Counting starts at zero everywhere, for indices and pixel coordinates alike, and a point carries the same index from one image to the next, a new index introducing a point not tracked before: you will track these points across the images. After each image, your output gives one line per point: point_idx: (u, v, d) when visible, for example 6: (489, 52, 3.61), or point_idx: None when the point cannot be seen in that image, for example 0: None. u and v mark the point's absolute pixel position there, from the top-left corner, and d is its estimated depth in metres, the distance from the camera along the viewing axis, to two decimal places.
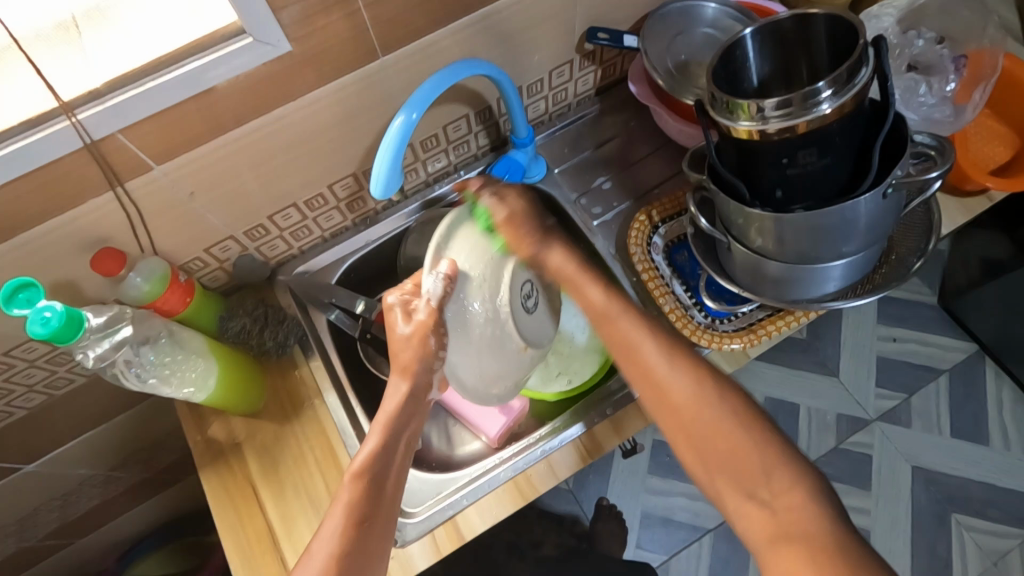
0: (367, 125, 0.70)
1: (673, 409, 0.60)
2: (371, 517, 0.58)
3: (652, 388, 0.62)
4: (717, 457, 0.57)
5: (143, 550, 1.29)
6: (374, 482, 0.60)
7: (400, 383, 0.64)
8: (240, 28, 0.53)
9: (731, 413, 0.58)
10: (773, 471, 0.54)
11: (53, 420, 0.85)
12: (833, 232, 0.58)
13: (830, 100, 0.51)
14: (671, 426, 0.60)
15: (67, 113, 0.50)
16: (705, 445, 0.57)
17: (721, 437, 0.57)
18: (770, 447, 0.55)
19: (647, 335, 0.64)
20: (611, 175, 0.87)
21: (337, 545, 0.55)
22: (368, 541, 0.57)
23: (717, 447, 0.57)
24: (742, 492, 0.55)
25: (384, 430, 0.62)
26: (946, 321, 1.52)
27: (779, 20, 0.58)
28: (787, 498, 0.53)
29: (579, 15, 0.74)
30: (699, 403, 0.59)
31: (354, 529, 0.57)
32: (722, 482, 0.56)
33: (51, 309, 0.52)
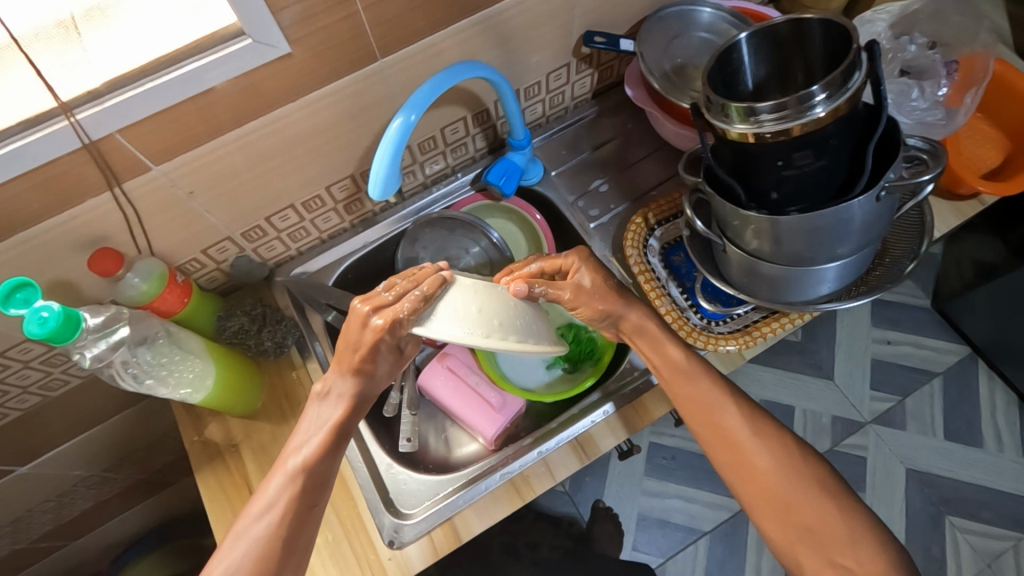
0: (365, 127, 0.71)
1: (763, 484, 0.61)
2: (309, 512, 0.58)
3: (738, 461, 0.63)
4: (804, 529, 0.59)
5: (136, 554, 1.28)
6: (315, 479, 0.59)
7: (343, 384, 0.61)
8: (239, 30, 0.53)
9: (818, 487, 0.61)
10: (858, 539, 0.58)
11: (48, 422, 0.85)
12: (828, 234, 0.59)
13: (824, 103, 0.52)
14: (754, 502, 0.62)
15: (66, 113, 0.50)
16: (793, 519, 0.60)
17: (811, 513, 0.59)
18: (857, 521, 0.59)
19: (734, 408, 0.65)
20: (608, 178, 0.88)
21: (264, 538, 0.56)
22: (304, 529, 0.58)
23: (802, 521, 0.59)
24: (824, 559, 0.58)
25: (330, 433, 0.60)
26: (940, 324, 1.53)
27: (774, 25, 0.58)
28: (870, 565, 0.57)
29: (577, 18, 0.75)
30: (789, 481, 0.61)
31: (289, 518, 0.57)
32: (803, 551, 0.59)
33: (49, 309, 0.52)
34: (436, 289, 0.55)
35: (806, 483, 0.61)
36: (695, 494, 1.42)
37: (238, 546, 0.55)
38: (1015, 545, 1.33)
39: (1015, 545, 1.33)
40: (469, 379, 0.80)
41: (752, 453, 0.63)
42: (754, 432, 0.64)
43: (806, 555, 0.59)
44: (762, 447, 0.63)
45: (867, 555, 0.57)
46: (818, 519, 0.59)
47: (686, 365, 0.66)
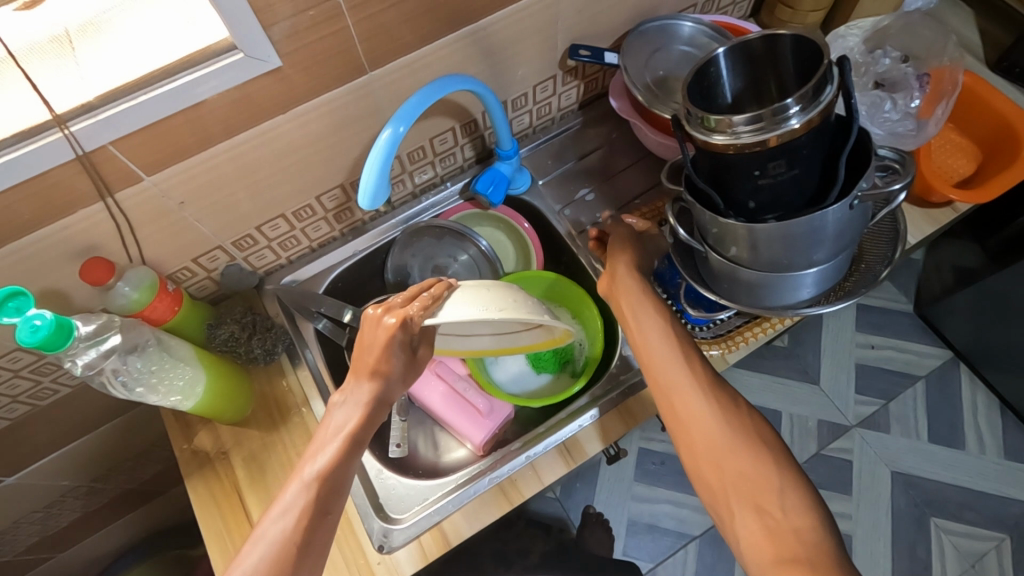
0: (355, 137, 0.72)
1: (697, 433, 0.59)
2: (324, 518, 0.55)
3: (676, 410, 0.61)
4: (728, 479, 0.56)
5: (125, 565, 1.27)
6: (330, 486, 0.56)
7: (361, 389, 0.61)
8: (231, 44, 0.55)
9: (751, 442, 0.58)
10: (787, 491, 0.54)
11: (37, 431, 0.85)
12: (804, 241, 0.61)
13: (798, 116, 0.54)
14: (689, 450, 0.59)
15: (59, 125, 0.51)
16: (721, 468, 0.57)
17: (741, 464, 0.56)
18: (789, 475, 0.56)
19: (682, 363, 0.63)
20: (594, 186, 0.90)
21: (281, 541, 0.53)
22: (320, 536, 0.55)
23: (737, 473, 0.56)
24: (749, 508, 0.54)
25: (346, 438, 0.58)
26: (922, 328, 1.56)
27: (750, 40, 0.60)
28: (797, 518, 0.53)
29: (562, 32, 0.77)
30: (723, 431, 0.58)
31: (308, 520, 0.54)
32: (734, 502, 0.55)
33: (41, 317, 0.53)
34: (443, 290, 0.61)
35: (745, 437, 0.58)
36: (684, 499, 1.43)
37: (254, 551, 0.53)
38: (997, 545, 1.35)
39: (997, 545, 1.35)
40: (458, 385, 0.81)
41: (697, 403, 0.60)
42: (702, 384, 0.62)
43: (738, 506, 0.55)
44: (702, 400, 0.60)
45: (795, 507, 0.53)
46: (752, 472, 0.56)
47: (653, 319, 0.67)
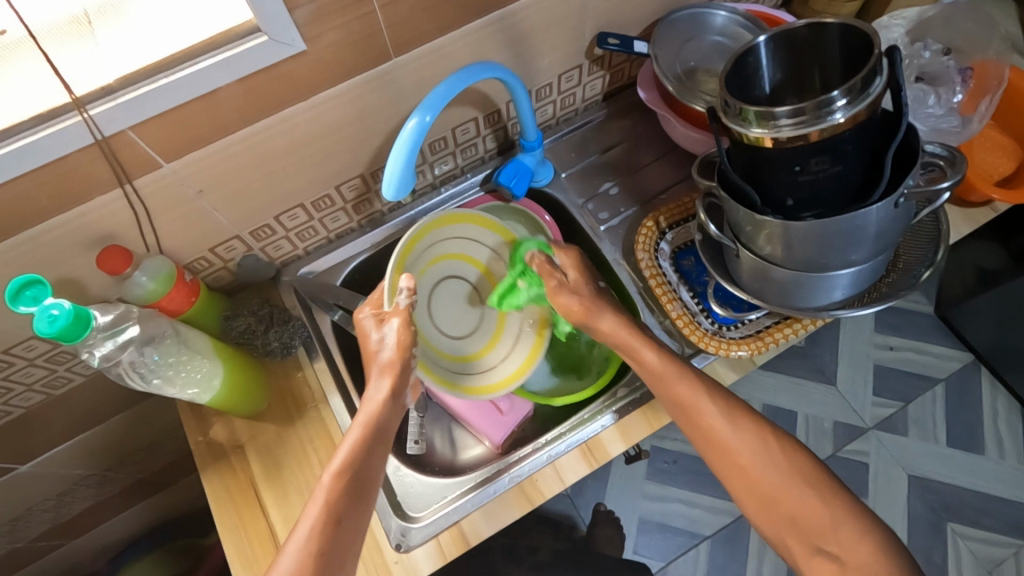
0: (376, 126, 0.70)
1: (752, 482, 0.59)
2: (338, 524, 0.53)
3: (731, 462, 0.61)
4: (791, 520, 0.58)
5: (135, 553, 1.28)
6: (356, 488, 0.55)
7: (382, 382, 0.60)
8: (255, 27, 0.53)
9: (812, 488, 0.58)
10: (841, 523, 0.56)
11: (50, 420, 0.84)
12: (843, 241, 0.59)
13: (843, 110, 0.52)
14: (744, 497, 0.60)
15: (78, 109, 0.49)
16: (781, 512, 0.58)
17: (806, 511, 0.57)
18: (838, 505, 0.57)
19: (725, 421, 0.62)
20: (618, 180, 0.87)
21: (314, 545, 0.52)
22: (341, 542, 0.53)
23: (795, 515, 0.58)
24: (810, 547, 0.56)
25: (364, 429, 0.58)
26: (943, 330, 1.53)
27: (792, 29, 0.58)
28: (857, 554, 0.54)
29: (591, 19, 0.74)
30: (783, 481, 0.59)
31: (330, 529, 0.53)
32: (790, 540, 0.58)
33: (58, 307, 0.50)
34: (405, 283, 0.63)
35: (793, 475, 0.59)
36: (696, 499, 1.42)
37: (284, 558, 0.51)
38: (1016, 552, 1.33)
39: (1016, 552, 1.33)
40: None
41: (742, 452, 0.60)
42: (732, 425, 0.62)
43: (794, 544, 0.57)
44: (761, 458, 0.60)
45: (851, 541, 0.55)
46: (803, 507, 0.58)
47: (654, 357, 0.65)
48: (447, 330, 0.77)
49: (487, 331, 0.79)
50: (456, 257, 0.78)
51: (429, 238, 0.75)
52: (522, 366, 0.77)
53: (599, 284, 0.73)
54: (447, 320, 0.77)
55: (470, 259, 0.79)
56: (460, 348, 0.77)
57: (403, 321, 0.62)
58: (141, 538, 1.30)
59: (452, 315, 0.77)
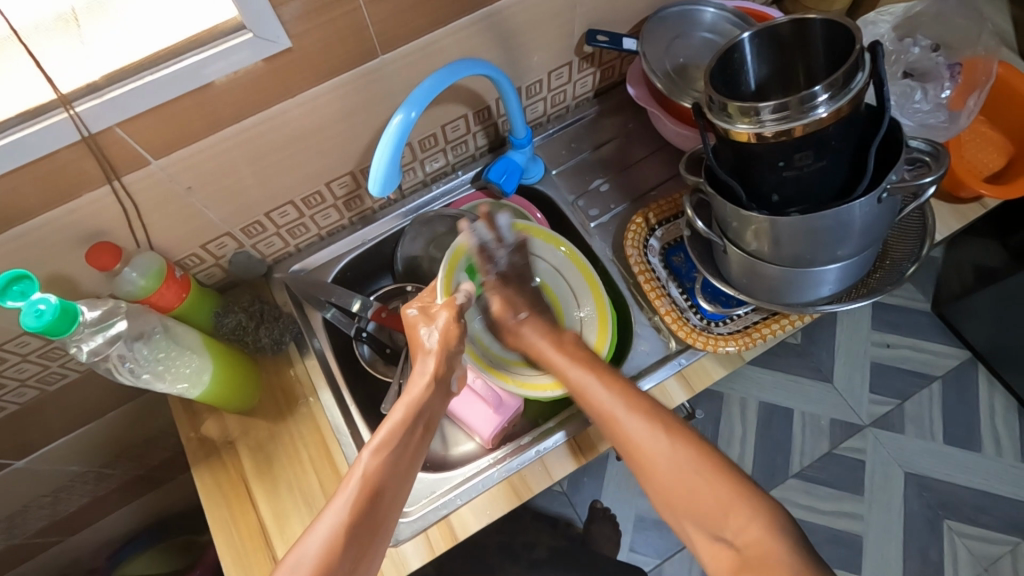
0: (365, 123, 0.71)
1: (664, 480, 0.60)
2: (377, 498, 0.59)
3: (637, 459, 0.62)
4: (693, 513, 0.58)
5: (133, 550, 1.29)
6: (393, 462, 0.61)
7: (427, 364, 0.67)
8: (240, 24, 0.53)
9: (710, 470, 0.58)
10: (729, 508, 0.56)
11: (46, 415, 0.85)
12: (827, 236, 0.59)
13: (826, 104, 0.52)
14: (659, 493, 0.60)
15: (64, 106, 0.50)
16: (681, 504, 0.59)
17: (694, 498, 0.58)
18: (736, 487, 0.57)
19: (626, 408, 0.63)
20: (609, 177, 0.88)
21: (348, 513, 0.57)
22: (376, 516, 0.58)
23: (698, 503, 0.58)
24: (710, 536, 0.56)
25: (408, 407, 0.64)
26: (939, 327, 1.53)
27: (776, 25, 0.58)
28: (750, 534, 0.54)
29: (579, 16, 0.75)
30: (670, 463, 0.60)
31: (368, 501, 0.58)
32: (691, 526, 0.58)
33: (46, 302, 0.49)
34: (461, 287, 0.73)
35: (684, 455, 0.60)
36: None
37: (319, 528, 0.56)
38: (1012, 550, 1.33)
39: (1013, 550, 1.32)
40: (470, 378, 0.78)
41: (625, 424, 0.62)
42: (621, 400, 0.64)
43: (695, 532, 0.58)
44: (660, 445, 0.60)
45: (745, 523, 0.55)
46: (694, 491, 0.58)
47: (562, 356, 0.70)
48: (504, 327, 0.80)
49: None
50: (513, 270, 0.80)
51: (492, 236, 0.78)
52: (600, 341, 0.77)
53: (525, 312, 0.75)
54: None
55: (529, 261, 0.80)
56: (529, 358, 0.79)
57: (452, 312, 0.69)
58: (139, 535, 1.31)
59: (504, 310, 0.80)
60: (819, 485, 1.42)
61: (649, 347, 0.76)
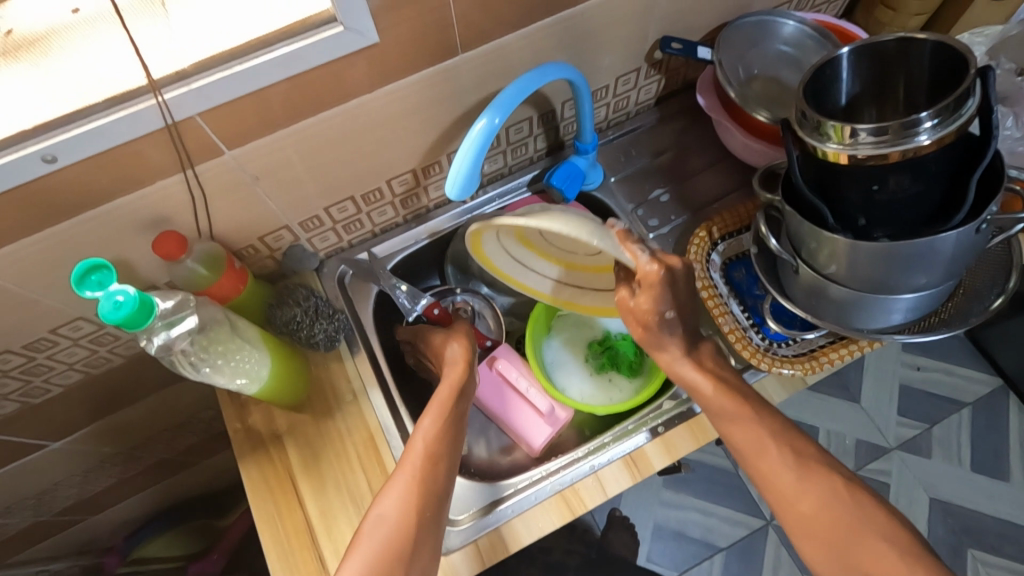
0: (433, 121, 0.69)
1: (823, 532, 0.56)
2: (438, 464, 0.62)
3: (782, 499, 0.59)
4: (850, 563, 0.55)
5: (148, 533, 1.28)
6: (449, 434, 0.65)
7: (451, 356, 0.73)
8: (331, 16, 0.51)
9: (876, 531, 0.55)
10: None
11: (88, 398, 0.84)
12: (913, 263, 0.57)
13: (929, 132, 0.50)
14: (805, 541, 0.58)
15: (153, 92, 0.49)
16: (833, 557, 0.56)
17: (866, 558, 0.54)
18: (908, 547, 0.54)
19: (771, 445, 0.61)
20: (669, 187, 0.86)
21: (414, 473, 0.61)
22: (439, 477, 0.62)
23: (854, 560, 0.55)
24: None
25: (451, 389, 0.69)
26: (972, 352, 1.51)
27: (879, 40, 0.56)
28: None
29: (655, 21, 0.73)
30: (830, 514, 0.57)
31: (429, 464, 0.62)
32: None
33: (124, 293, 0.48)
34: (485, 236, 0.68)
35: (846, 508, 0.57)
36: (712, 508, 1.41)
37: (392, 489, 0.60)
38: None
39: None
40: (519, 384, 0.78)
41: (788, 478, 0.59)
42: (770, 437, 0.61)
43: None
44: (823, 495, 0.58)
45: None
46: (868, 556, 0.54)
47: (712, 390, 0.64)
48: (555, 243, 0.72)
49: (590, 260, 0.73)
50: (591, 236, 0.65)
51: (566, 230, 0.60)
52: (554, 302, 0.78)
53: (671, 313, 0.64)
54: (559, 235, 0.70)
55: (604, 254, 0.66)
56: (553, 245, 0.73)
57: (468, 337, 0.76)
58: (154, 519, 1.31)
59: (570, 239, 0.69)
60: None
61: None
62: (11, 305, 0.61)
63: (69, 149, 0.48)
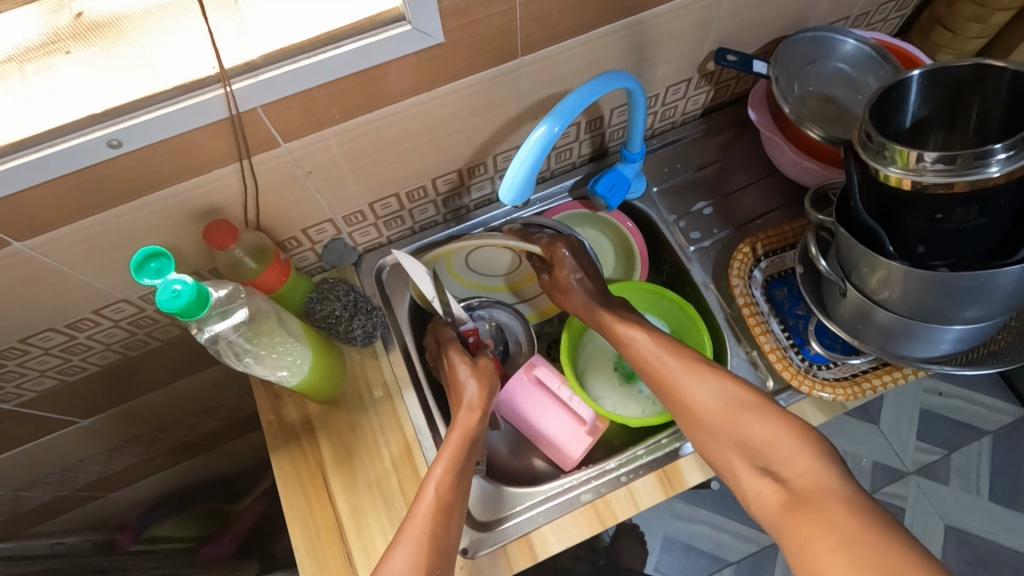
0: (484, 123, 0.68)
1: (714, 420, 0.64)
2: (449, 514, 0.61)
3: (678, 400, 0.67)
4: (738, 442, 0.62)
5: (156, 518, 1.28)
6: (460, 487, 0.63)
7: (470, 394, 0.70)
8: (401, 15, 0.51)
9: (755, 410, 0.63)
10: (780, 443, 0.60)
11: (119, 378, 0.84)
12: (972, 298, 0.56)
13: (1000, 164, 0.49)
14: (700, 436, 0.64)
15: (221, 82, 0.48)
16: (723, 438, 0.63)
17: (745, 430, 0.62)
18: (784, 426, 0.61)
19: (665, 353, 0.70)
20: (712, 201, 0.85)
21: (427, 528, 0.59)
22: (450, 530, 0.60)
23: (733, 436, 0.62)
24: (758, 468, 0.60)
25: (465, 432, 0.67)
26: (996, 381, 1.48)
27: (953, 66, 0.55)
28: (797, 467, 0.58)
29: (713, 33, 0.72)
30: (714, 403, 0.64)
31: (441, 515, 0.60)
32: (737, 464, 0.62)
33: (182, 283, 0.48)
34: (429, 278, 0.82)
35: (727, 397, 0.64)
36: (724, 523, 1.39)
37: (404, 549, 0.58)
38: None
39: None
40: (562, 394, 0.77)
41: (681, 382, 0.67)
42: (665, 349, 0.70)
43: (741, 468, 0.61)
44: (708, 389, 0.65)
45: (797, 457, 0.58)
46: (747, 433, 0.62)
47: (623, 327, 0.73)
48: (480, 267, 0.86)
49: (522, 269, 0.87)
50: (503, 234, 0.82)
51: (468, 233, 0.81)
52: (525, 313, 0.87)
53: (581, 274, 0.78)
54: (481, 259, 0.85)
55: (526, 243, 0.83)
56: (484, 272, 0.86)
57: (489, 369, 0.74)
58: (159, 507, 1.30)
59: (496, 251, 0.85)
60: None
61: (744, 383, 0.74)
62: (61, 286, 0.61)
63: (133, 135, 0.48)
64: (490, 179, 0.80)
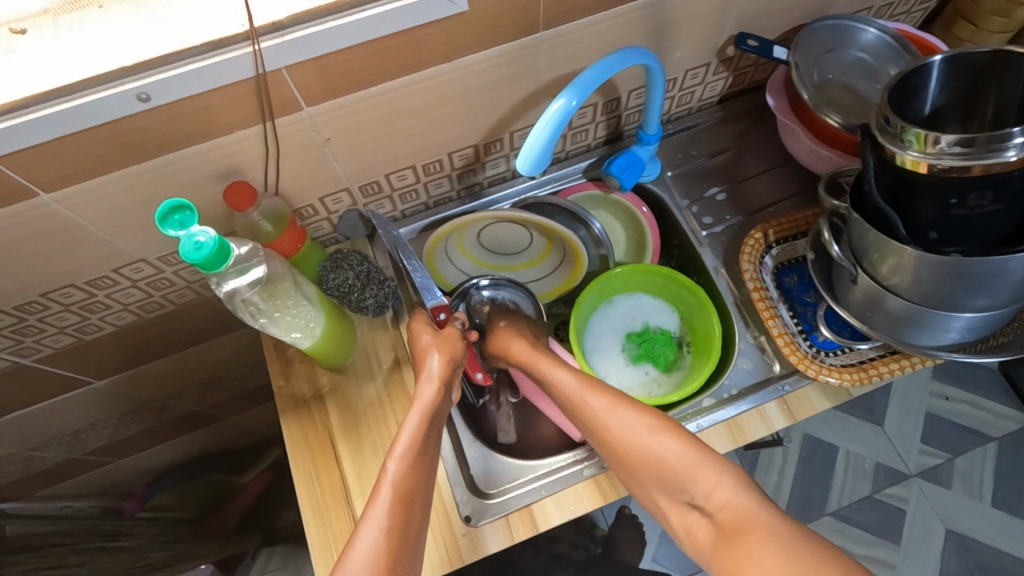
0: (502, 98, 0.69)
1: (625, 454, 0.60)
2: (410, 501, 0.54)
3: (599, 437, 0.62)
4: (659, 479, 0.57)
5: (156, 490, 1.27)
6: (419, 471, 0.57)
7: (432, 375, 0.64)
8: None
9: (672, 435, 0.58)
10: (704, 477, 0.54)
11: (135, 340, 0.86)
12: (985, 285, 0.55)
13: (1018, 148, 0.48)
14: (621, 468, 0.61)
15: (249, 40, 0.49)
16: (639, 471, 0.58)
17: (660, 463, 0.57)
18: (708, 455, 0.55)
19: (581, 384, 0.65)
20: (725, 187, 0.85)
21: (387, 519, 0.51)
22: (412, 522, 0.53)
23: (654, 473, 0.57)
24: (682, 505, 0.55)
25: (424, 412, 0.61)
26: (1003, 387, 1.47)
27: (974, 52, 0.55)
28: (723, 502, 0.52)
29: (733, 17, 0.72)
30: (632, 435, 0.59)
31: (403, 504, 0.53)
32: (664, 501, 0.57)
33: (205, 236, 0.50)
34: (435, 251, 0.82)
35: (647, 424, 0.60)
36: None
37: (366, 534, 0.50)
38: None
39: None
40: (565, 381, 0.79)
41: (600, 416, 0.63)
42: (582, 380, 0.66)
43: (665, 502, 0.57)
44: (623, 422, 0.61)
45: (721, 488, 0.52)
46: (667, 466, 0.56)
47: (553, 365, 0.68)
48: (489, 245, 0.86)
49: (530, 250, 0.87)
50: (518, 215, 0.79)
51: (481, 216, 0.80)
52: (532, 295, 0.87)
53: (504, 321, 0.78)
54: (491, 238, 0.85)
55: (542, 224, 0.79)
56: (492, 252, 0.86)
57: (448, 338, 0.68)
58: (167, 475, 1.29)
59: (505, 232, 0.84)
60: (856, 527, 1.38)
61: (750, 367, 0.74)
62: (85, 240, 0.62)
63: (162, 90, 0.49)
64: (505, 157, 0.80)
